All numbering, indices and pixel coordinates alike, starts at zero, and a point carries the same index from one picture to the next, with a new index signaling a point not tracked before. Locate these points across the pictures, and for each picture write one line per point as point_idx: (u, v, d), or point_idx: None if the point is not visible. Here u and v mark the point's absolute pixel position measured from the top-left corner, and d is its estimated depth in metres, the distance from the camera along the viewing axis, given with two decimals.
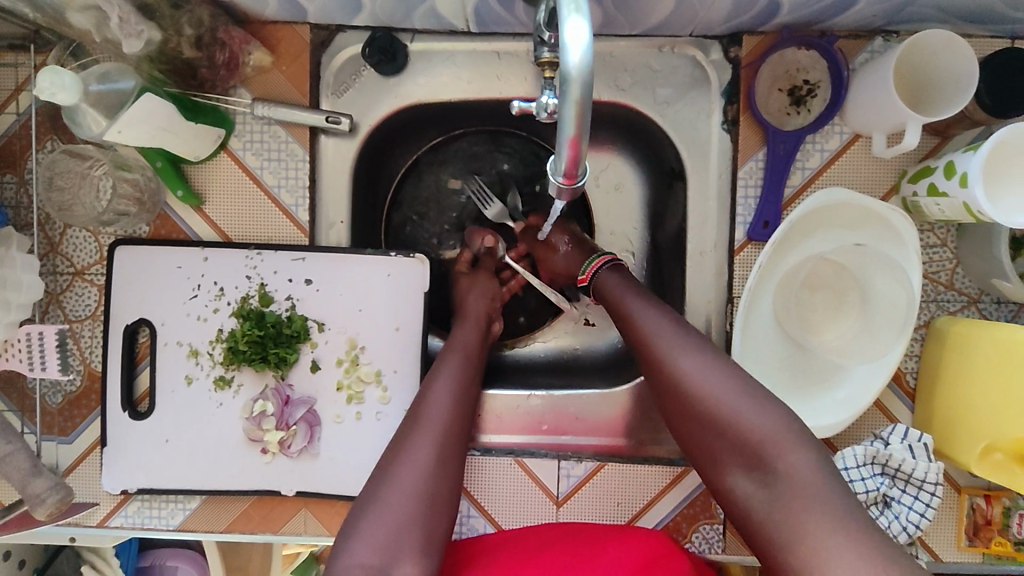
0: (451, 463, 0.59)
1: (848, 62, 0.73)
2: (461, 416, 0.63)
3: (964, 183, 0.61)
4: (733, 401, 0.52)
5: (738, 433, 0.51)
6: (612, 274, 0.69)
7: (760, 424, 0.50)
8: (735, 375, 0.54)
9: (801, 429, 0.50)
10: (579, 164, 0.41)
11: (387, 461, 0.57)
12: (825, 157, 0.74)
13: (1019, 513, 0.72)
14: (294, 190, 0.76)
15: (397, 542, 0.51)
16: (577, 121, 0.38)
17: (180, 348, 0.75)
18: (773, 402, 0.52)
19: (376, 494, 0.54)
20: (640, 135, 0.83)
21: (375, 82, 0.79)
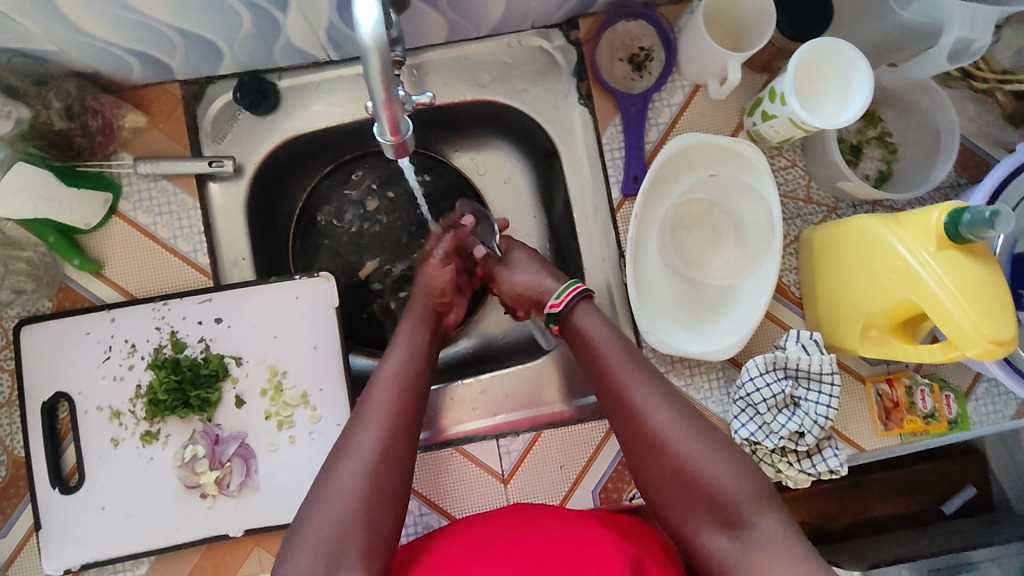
0: (395, 460, 0.63)
1: (672, 26, 0.81)
2: (407, 413, 0.67)
3: (783, 102, 0.69)
4: (699, 461, 0.61)
5: (714, 493, 0.60)
6: (586, 309, 0.72)
7: (721, 480, 0.60)
8: (710, 435, 0.63)
9: (757, 486, 0.60)
10: (399, 121, 0.46)
11: (327, 470, 0.63)
12: (674, 111, 0.81)
13: (919, 389, 0.79)
14: (190, 237, 0.79)
15: (341, 539, 0.58)
16: (384, 84, 0.42)
17: (101, 412, 0.75)
18: (732, 460, 0.62)
19: (316, 503, 0.61)
20: (513, 126, 0.90)
21: (253, 122, 0.83)
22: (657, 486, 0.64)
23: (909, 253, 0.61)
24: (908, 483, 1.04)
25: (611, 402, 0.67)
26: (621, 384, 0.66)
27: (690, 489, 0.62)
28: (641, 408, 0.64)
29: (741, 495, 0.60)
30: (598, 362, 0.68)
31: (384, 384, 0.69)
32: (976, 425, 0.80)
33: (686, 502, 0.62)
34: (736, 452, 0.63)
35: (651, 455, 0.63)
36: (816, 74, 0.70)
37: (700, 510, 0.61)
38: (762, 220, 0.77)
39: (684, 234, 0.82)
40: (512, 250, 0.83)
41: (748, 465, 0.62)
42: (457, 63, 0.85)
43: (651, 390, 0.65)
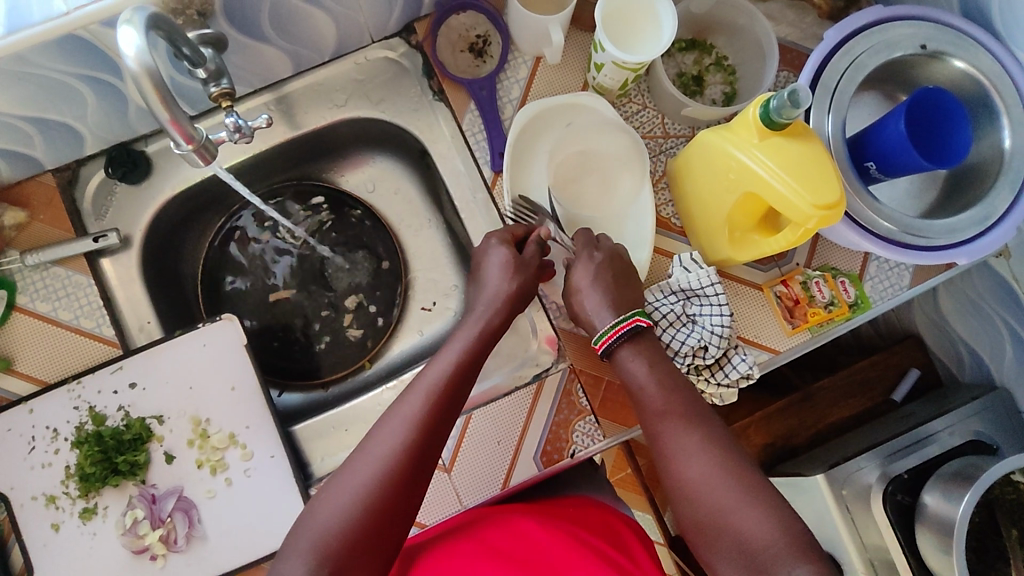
0: (412, 461, 0.58)
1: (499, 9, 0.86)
2: (435, 422, 0.61)
3: (602, 48, 0.73)
4: (740, 509, 0.57)
5: (741, 540, 0.56)
6: (632, 350, 0.68)
7: (760, 534, 0.55)
8: (743, 479, 0.58)
9: (802, 544, 0.54)
10: (191, 132, 0.51)
11: (336, 476, 0.59)
12: (522, 85, 0.86)
13: (813, 281, 0.80)
14: (92, 313, 0.80)
15: (327, 547, 0.54)
16: (165, 106, 0.48)
17: (37, 501, 0.75)
18: (776, 512, 0.56)
19: (317, 511, 0.57)
20: (384, 137, 0.94)
21: (132, 192, 0.86)
22: (688, 522, 0.60)
23: (738, 150, 0.65)
24: (855, 384, 1.03)
25: (648, 432, 0.65)
26: (653, 417, 0.65)
27: (718, 534, 0.57)
28: (669, 447, 0.62)
29: (772, 550, 0.54)
30: (636, 397, 0.67)
31: (415, 395, 0.62)
32: (877, 302, 0.81)
33: (716, 545, 0.57)
34: (778, 502, 0.57)
35: (680, 493, 0.60)
36: (627, 18, 0.75)
37: (727, 553, 0.56)
38: (625, 148, 0.81)
39: (573, 189, 0.84)
40: (576, 266, 0.73)
41: (786, 514, 0.56)
42: (313, 90, 0.89)
43: (683, 429, 0.62)
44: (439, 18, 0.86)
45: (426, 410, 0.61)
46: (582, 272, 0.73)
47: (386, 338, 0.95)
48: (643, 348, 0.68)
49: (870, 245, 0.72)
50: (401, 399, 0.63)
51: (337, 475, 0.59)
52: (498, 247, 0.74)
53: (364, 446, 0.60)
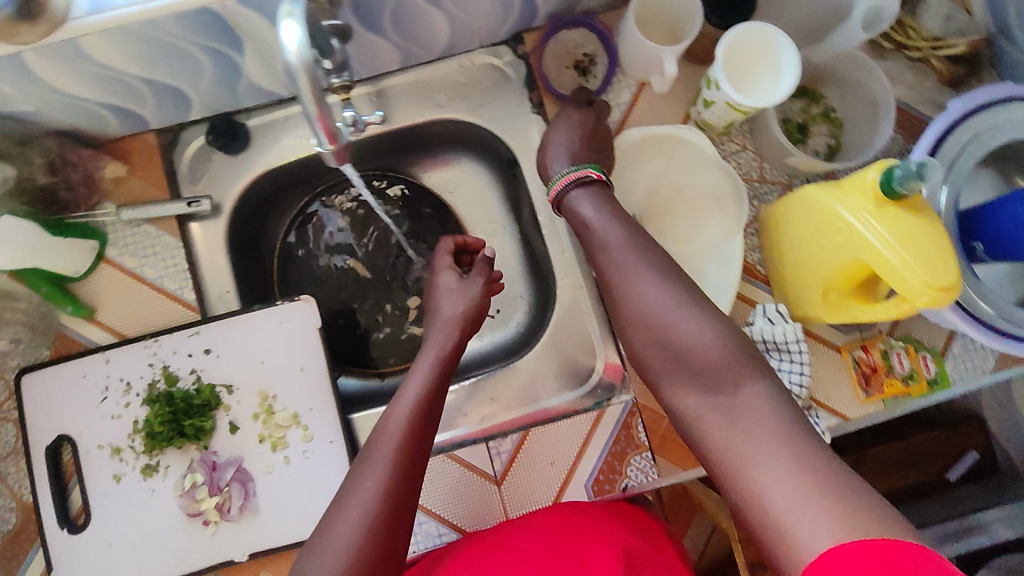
0: (403, 484, 0.62)
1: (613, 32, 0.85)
2: (419, 447, 0.65)
3: (717, 86, 0.72)
4: (678, 317, 0.62)
5: (686, 349, 0.61)
6: (585, 198, 0.75)
7: (700, 338, 0.60)
8: (690, 300, 0.63)
9: (744, 351, 0.59)
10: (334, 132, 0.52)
11: (336, 507, 0.61)
12: (623, 109, 0.85)
13: (894, 351, 0.80)
14: (176, 275, 0.82)
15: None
16: (315, 100, 0.47)
17: (103, 450, 0.78)
18: (717, 322, 0.61)
19: (324, 542, 0.58)
20: (474, 140, 0.94)
21: (227, 162, 0.88)
22: (649, 354, 0.64)
23: (850, 213, 0.64)
24: (911, 457, 1.02)
25: (609, 289, 0.69)
26: (608, 253, 0.70)
27: (669, 347, 0.62)
28: (624, 282, 0.67)
29: (713, 351, 0.59)
30: (594, 242, 0.72)
31: (396, 421, 0.66)
32: (956, 382, 0.80)
33: (670, 363, 0.62)
34: (724, 323, 0.61)
35: (634, 321, 0.65)
36: (745, 60, 0.74)
37: (681, 371, 0.61)
38: (722, 186, 0.80)
39: (664, 219, 0.83)
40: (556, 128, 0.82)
41: (733, 333, 0.60)
42: (415, 86, 0.90)
43: (634, 263, 0.67)
44: (550, 31, 0.86)
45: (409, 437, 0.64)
46: (557, 128, 0.82)
47: None
48: (592, 189, 0.76)
49: (962, 324, 0.72)
50: (384, 427, 0.66)
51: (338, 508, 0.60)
52: (446, 271, 0.84)
53: (357, 473, 0.63)
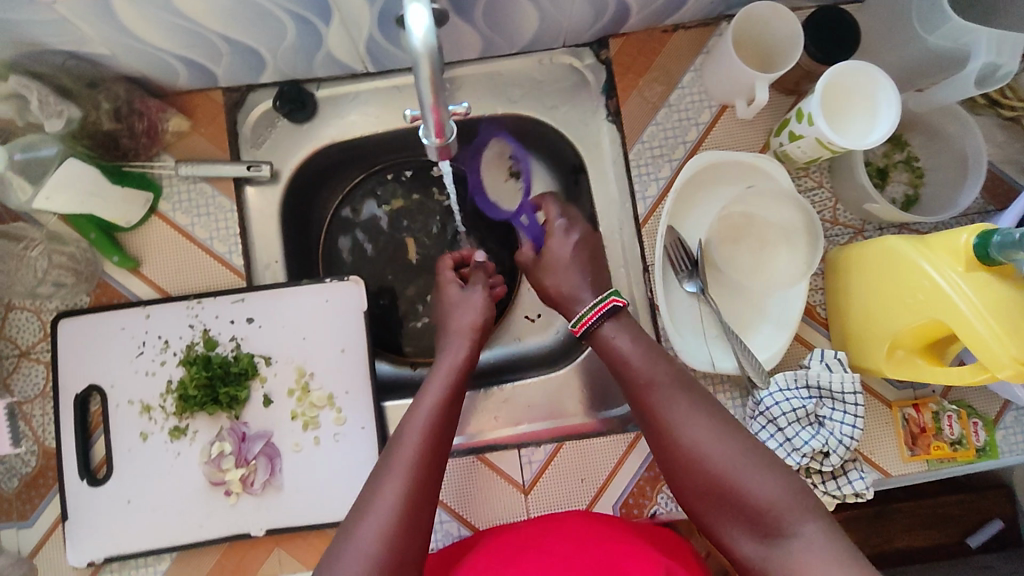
0: (425, 492, 0.60)
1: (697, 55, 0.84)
2: (440, 456, 0.63)
3: (810, 122, 0.70)
4: (738, 467, 0.58)
5: (749, 502, 0.57)
6: (613, 328, 0.70)
7: (764, 491, 0.57)
8: (740, 441, 0.60)
9: (800, 492, 0.57)
10: (444, 124, 0.49)
11: (359, 509, 0.59)
12: (701, 130, 0.83)
13: (947, 414, 0.77)
14: (226, 238, 0.81)
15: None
16: (433, 90, 0.45)
17: (132, 406, 0.76)
18: (772, 467, 0.58)
19: (348, 546, 0.56)
20: (540, 140, 0.92)
21: (291, 130, 0.86)
22: (700, 504, 0.60)
23: (936, 271, 0.62)
24: (934, 517, 1.00)
25: (649, 425, 0.64)
26: (654, 394, 0.64)
27: (723, 495, 0.58)
28: (670, 418, 0.62)
29: (776, 502, 0.56)
30: (632, 382, 0.66)
31: (415, 428, 0.64)
32: (1005, 454, 0.78)
33: (727, 514, 0.58)
34: (784, 468, 0.59)
35: (683, 461, 0.61)
36: (841, 97, 0.72)
37: (741, 521, 0.57)
38: (794, 224, 0.77)
39: (729, 248, 0.80)
40: (562, 236, 0.79)
41: (791, 476, 0.58)
42: (490, 78, 0.88)
43: (677, 397, 0.64)
44: None
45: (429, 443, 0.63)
46: (566, 249, 0.78)
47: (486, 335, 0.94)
48: (626, 325, 0.71)
49: None
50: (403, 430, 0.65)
51: (360, 511, 0.58)
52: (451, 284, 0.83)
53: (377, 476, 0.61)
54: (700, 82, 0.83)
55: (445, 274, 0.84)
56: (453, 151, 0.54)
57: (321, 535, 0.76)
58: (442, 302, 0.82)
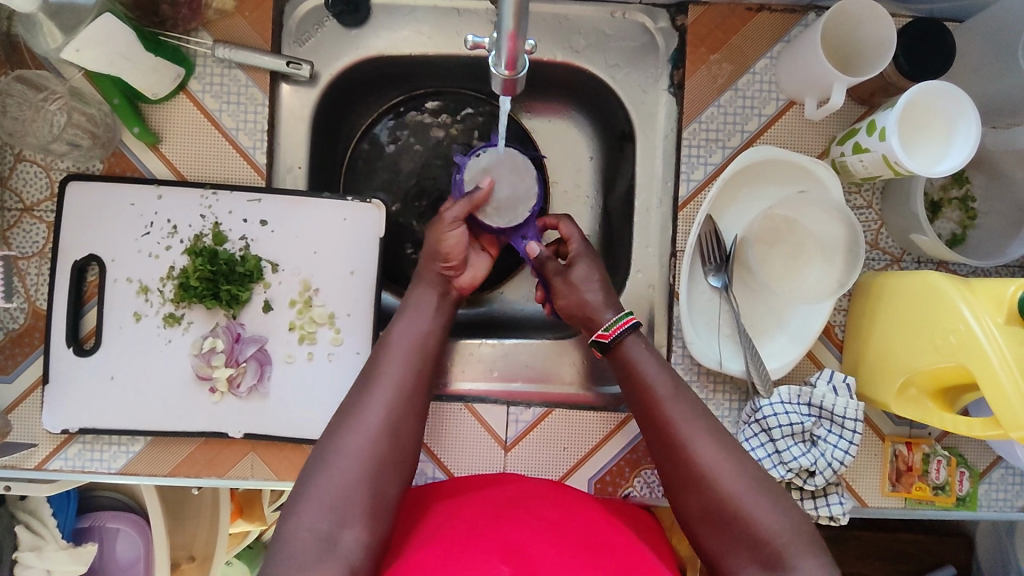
0: (400, 428, 0.61)
1: (771, 45, 0.79)
2: (414, 391, 0.64)
3: (883, 137, 0.67)
4: (747, 498, 0.58)
5: (753, 531, 0.57)
6: (637, 341, 0.69)
7: (771, 524, 0.57)
8: (752, 474, 0.60)
9: (804, 530, 0.57)
10: (517, 58, 0.47)
11: (334, 428, 0.61)
12: (762, 122, 0.79)
13: (937, 458, 0.77)
14: (252, 132, 0.77)
15: (345, 503, 0.56)
16: (516, 19, 0.44)
17: (130, 285, 0.75)
18: (781, 503, 0.59)
19: (322, 465, 0.58)
20: (592, 98, 0.88)
21: (338, 33, 0.81)
22: (701, 526, 0.60)
23: (974, 319, 0.61)
24: (891, 551, 1.01)
25: (657, 441, 0.64)
26: (668, 415, 0.63)
27: (729, 521, 0.58)
28: (683, 437, 0.62)
29: (780, 538, 0.56)
30: (648, 397, 0.65)
31: (390, 361, 0.65)
32: (983, 508, 0.78)
33: (729, 539, 0.58)
34: (788, 504, 0.59)
35: (691, 480, 0.60)
36: (921, 118, 0.68)
37: (743, 548, 0.57)
38: (835, 239, 0.74)
39: (763, 252, 0.77)
40: (577, 263, 0.76)
41: (796, 513, 0.59)
42: (556, 21, 0.83)
43: (695, 418, 0.63)
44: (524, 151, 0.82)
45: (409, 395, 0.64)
46: (582, 273, 0.76)
47: (495, 286, 0.93)
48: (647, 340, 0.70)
49: None
50: (379, 363, 0.65)
51: (334, 434, 0.60)
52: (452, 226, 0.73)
53: (353, 401, 0.63)
54: (773, 72, 0.79)
55: (451, 213, 0.73)
56: (519, 87, 0.53)
57: (298, 449, 0.76)
58: (434, 244, 0.73)
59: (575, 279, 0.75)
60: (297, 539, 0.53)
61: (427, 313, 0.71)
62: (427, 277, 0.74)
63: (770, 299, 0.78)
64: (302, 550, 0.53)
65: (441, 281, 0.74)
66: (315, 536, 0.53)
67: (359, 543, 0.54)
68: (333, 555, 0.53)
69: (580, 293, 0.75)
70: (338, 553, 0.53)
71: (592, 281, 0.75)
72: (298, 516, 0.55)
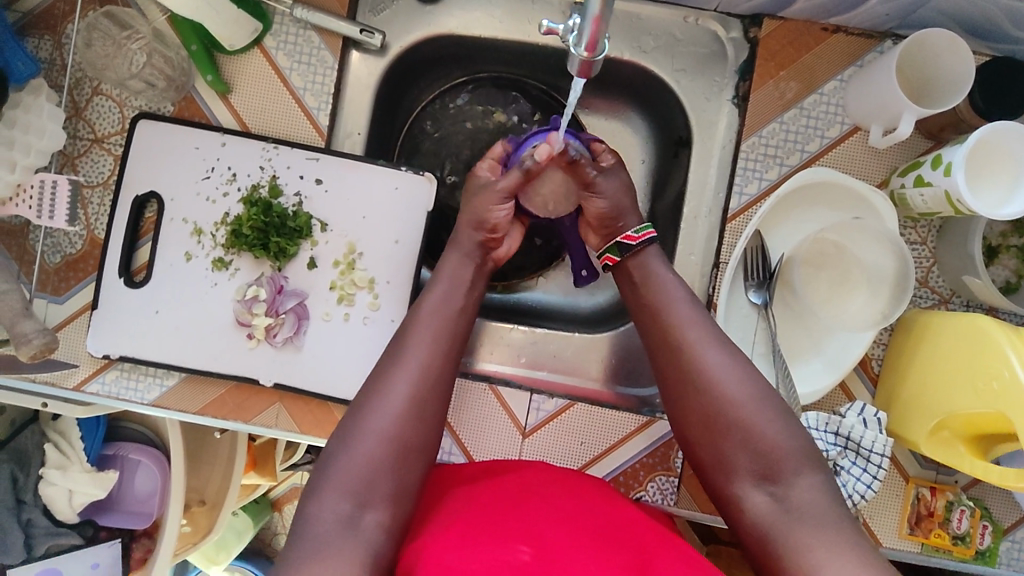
0: (427, 411, 0.61)
1: (844, 68, 0.77)
2: (442, 368, 0.63)
3: (947, 172, 0.66)
4: (750, 409, 0.58)
5: (752, 441, 0.57)
6: (653, 252, 0.70)
7: (772, 434, 0.57)
8: (755, 383, 0.59)
9: (805, 448, 0.57)
10: (598, 40, 0.48)
11: (359, 404, 0.61)
12: (824, 144, 0.78)
13: (961, 508, 0.74)
14: (319, 94, 0.79)
15: (368, 487, 0.56)
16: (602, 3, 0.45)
17: (185, 225, 0.77)
18: (784, 415, 0.58)
19: (346, 445, 0.58)
20: (654, 102, 0.88)
21: (412, 7, 0.83)
22: (698, 431, 0.60)
23: (1020, 364, 0.60)
24: None
25: (662, 357, 0.63)
26: (676, 326, 0.63)
27: (728, 432, 0.58)
28: (689, 344, 0.62)
29: (779, 449, 0.56)
30: (657, 307, 0.66)
31: (422, 330, 0.65)
32: (1001, 565, 0.75)
33: (727, 446, 0.58)
34: (791, 415, 0.58)
35: (693, 392, 0.60)
36: (989, 157, 0.67)
37: (740, 459, 0.57)
38: (884, 271, 0.72)
39: (807, 274, 0.77)
40: (613, 175, 0.74)
41: (799, 429, 0.58)
42: (628, 19, 0.83)
43: (702, 327, 0.63)
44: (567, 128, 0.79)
45: (436, 359, 0.63)
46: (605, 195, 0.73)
47: (532, 276, 0.93)
48: (665, 257, 0.70)
49: None
50: (408, 332, 0.64)
51: (363, 404, 0.60)
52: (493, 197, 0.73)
53: (383, 373, 0.63)
54: (841, 95, 0.78)
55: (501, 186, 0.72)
56: (594, 71, 0.53)
57: (323, 405, 0.78)
58: (479, 214, 0.72)
59: (612, 186, 0.73)
60: (320, 519, 0.55)
61: (465, 287, 0.70)
62: (464, 245, 0.72)
63: (807, 321, 0.78)
64: (325, 530, 0.54)
65: (479, 252, 0.72)
66: (337, 517, 0.55)
67: (379, 526, 0.55)
68: (352, 536, 0.54)
69: (617, 200, 0.73)
70: (358, 536, 0.54)
71: (614, 204, 0.73)
72: (320, 499, 0.56)
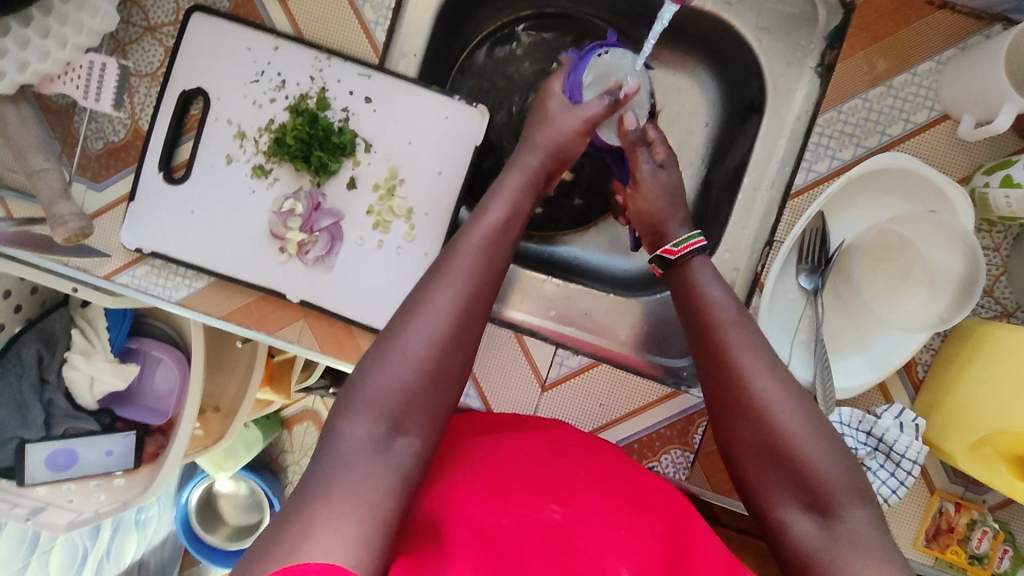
0: (466, 338, 0.56)
1: (945, 47, 0.71)
2: (481, 295, 0.58)
3: None
4: (804, 438, 0.52)
5: (803, 471, 0.51)
6: (705, 268, 0.66)
7: (827, 467, 0.51)
8: (811, 411, 0.54)
9: (862, 485, 0.51)
10: None
11: (395, 324, 0.55)
12: (907, 129, 0.72)
13: (983, 528, 0.71)
14: (379, 7, 0.74)
15: (405, 410, 0.51)
16: None
17: (229, 127, 0.75)
18: (841, 448, 0.52)
19: (381, 364, 0.52)
20: (729, 62, 0.84)
21: None
22: (748, 458, 0.55)
23: None
24: None
25: (714, 374, 0.58)
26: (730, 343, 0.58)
27: (778, 460, 0.52)
28: (742, 366, 0.56)
29: (833, 483, 0.50)
30: (712, 323, 0.60)
31: (467, 253, 0.59)
32: None
33: (778, 475, 0.53)
34: (846, 449, 0.52)
35: (742, 416, 0.55)
36: None
37: (788, 489, 0.52)
38: (949, 273, 0.68)
39: (866, 264, 0.72)
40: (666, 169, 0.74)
41: (854, 465, 0.52)
42: None
43: (756, 349, 0.57)
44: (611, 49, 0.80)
45: (475, 287, 0.58)
46: (652, 196, 0.73)
47: (570, 231, 0.92)
48: (715, 269, 0.66)
49: None
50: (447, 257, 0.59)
51: (395, 331, 0.54)
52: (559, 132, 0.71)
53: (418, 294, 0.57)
54: (936, 77, 0.71)
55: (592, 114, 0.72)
56: None
57: (347, 329, 0.77)
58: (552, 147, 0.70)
59: (664, 185, 0.73)
60: (352, 439, 0.48)
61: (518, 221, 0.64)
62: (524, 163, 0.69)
63: (856, 314, 0.74)
64: (356, 448, 0.48)
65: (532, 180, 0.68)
66: (371, 438, 0.49)
67: (411, 451, 0.50)
68: (386, 458, 0.48)
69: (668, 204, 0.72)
70: (393, 458, 0.48)
71: (659, 209, 0.72)
72: (353, 416, 0.50)
